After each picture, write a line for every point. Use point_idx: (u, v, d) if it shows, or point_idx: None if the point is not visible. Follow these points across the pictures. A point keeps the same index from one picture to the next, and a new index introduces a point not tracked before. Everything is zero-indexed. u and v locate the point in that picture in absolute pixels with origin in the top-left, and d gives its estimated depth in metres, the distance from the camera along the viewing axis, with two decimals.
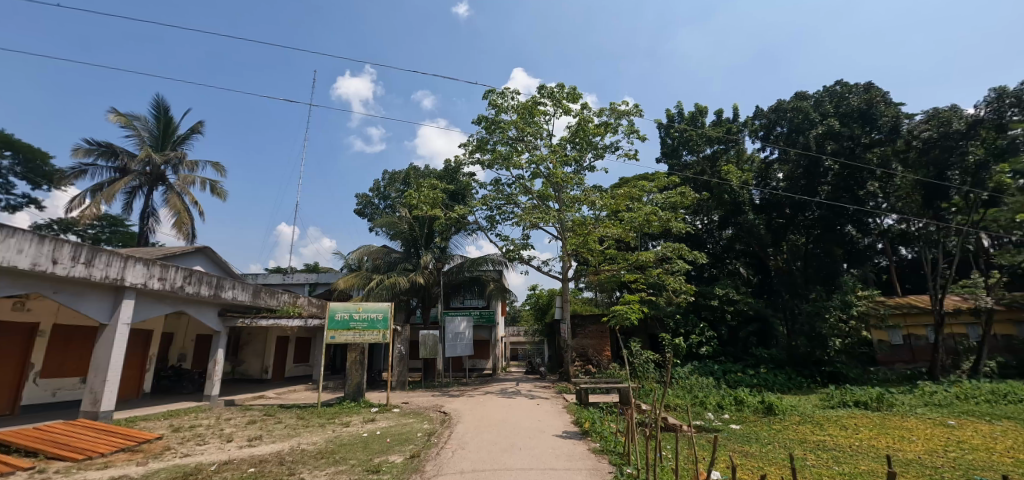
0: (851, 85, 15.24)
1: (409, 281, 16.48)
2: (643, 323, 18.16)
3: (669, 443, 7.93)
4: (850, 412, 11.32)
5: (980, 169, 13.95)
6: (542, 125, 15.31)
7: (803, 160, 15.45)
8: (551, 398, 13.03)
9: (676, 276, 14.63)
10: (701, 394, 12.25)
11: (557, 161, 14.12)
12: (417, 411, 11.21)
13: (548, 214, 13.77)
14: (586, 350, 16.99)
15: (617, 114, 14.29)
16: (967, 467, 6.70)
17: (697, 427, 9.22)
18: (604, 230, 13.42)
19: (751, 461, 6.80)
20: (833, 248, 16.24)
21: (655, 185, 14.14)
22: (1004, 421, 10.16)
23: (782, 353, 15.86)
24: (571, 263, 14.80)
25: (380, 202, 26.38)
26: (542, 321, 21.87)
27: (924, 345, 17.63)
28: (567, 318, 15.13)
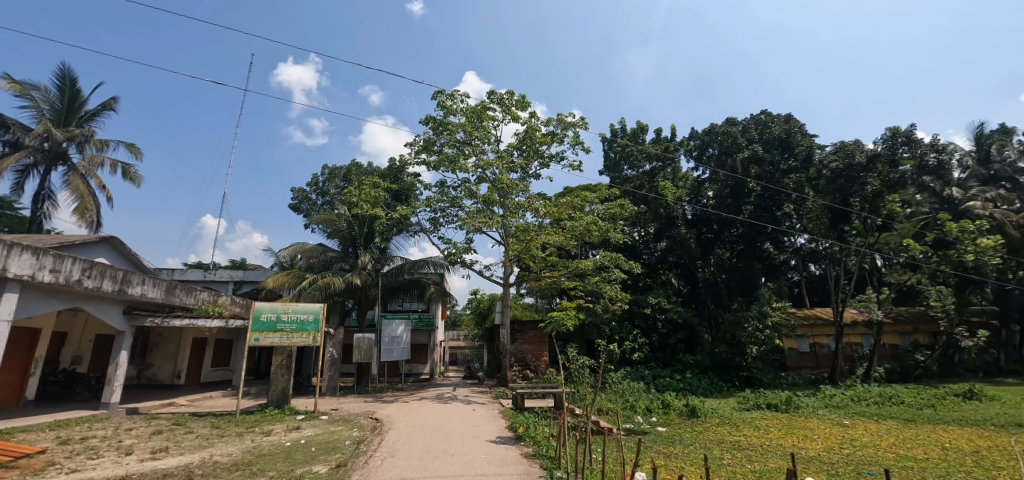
0: (774, 115, 16.88)
1: (345, 282, 15.94)
2: (580, 329, 19.00)
3: (599, 446, 8.50)
4: (762, 414, 12.46)
5: (876, 198, 15.84)
6: (491, 130, 15.62)
7: (730, 181, 16.89)
8: (487, 403, 13.35)
9: (613, 285, 15.34)
10: (631, 398, 13.02)
11: (503, 167, 14.51)
12: (347, 417, 11.12)
13: (492, 218, 14.15)
14: (525, 355, 17.37)
15: (563, 125, 14.91)
16: (858, 462, 7.68)
17: (627, 429, 9.87)
18: (547, 238, 13.98)
19: (674, 462, 7.44)
20: (753, 262, 17.92)
21: (598, 197, 14.84)
22: (889, 420, 11.66)
23: (706, 359, 17.05)
24: (513, 268, 15.24)
25: (318, 198, 25.75)
26: (482, 326, 22.15)
27: (826, 353, 19.76)
28: (508, 323, 15.45)
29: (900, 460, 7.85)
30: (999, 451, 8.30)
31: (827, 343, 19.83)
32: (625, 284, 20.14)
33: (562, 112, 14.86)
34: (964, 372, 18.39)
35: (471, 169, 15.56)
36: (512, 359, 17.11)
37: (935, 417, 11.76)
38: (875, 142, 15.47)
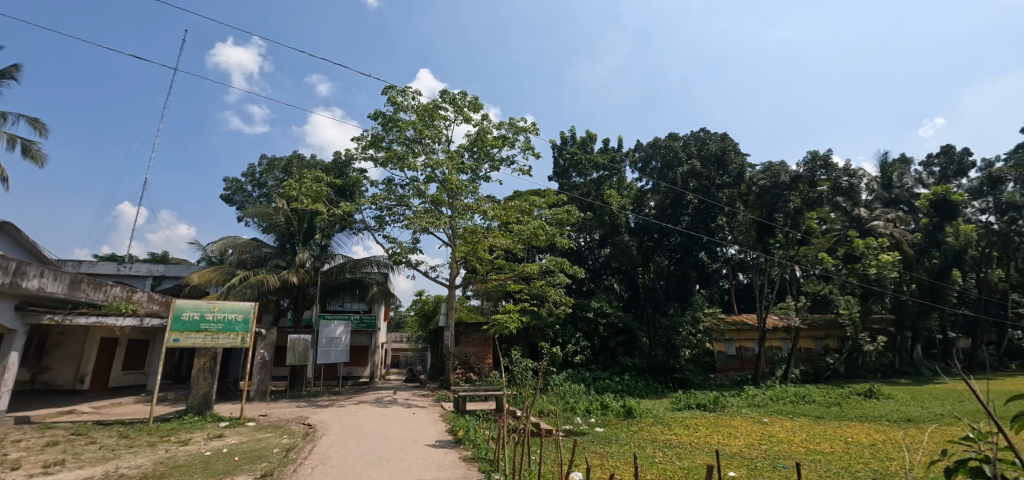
0: (711, 133, 18.12)
1: (280, 280, 15.32)
2: (525, 332, 19.40)
3: (539, 447, 8.87)
4: (692, 414, 13.34)
5: (797, 215, 17.34)
6: (442, 129, 15.71)
7: (670, 193, 17.98)
8: (427, 406, 13.40)
9: (557, 288, 15.78)
10: (572, 399, 13.56)
11: (453, 168, 14.68)
12: (276, 424, 10.78)
13: (439, 218, 14.25)
14: (469, 358, 17.65)
15: (515, 129, 15.27)
16: (773, 457, 8.49)
17: (566, 430, 10.30)
18: (495, 240, 14.29)
19: (608, 460, 7.93)
20: (688, 270, 19.06)
21: (546, 202, 15.31)
22: (802, 417, 12.87)
23: (643, 361, 17.94)
24: (459, 270, 15.43)
25: (254, 190, 24.80)
26: (427, 328, 22.26)
27: (750, 356, 21.31)
28: (452, 326, 15.57)
29: (810, 454, 8.77)
30: (891, 444, 9.42)
31: (751, 346, 21.42)
32: (569, 288, 20.78)
33: (514, 116, 15.21)
34: (865, 372, 20.25)
35: (420, 167, 15.66)
36: (457, 361, 17.37)
37: (840, 414, 13.05)
38: (798, 164, 16.98)
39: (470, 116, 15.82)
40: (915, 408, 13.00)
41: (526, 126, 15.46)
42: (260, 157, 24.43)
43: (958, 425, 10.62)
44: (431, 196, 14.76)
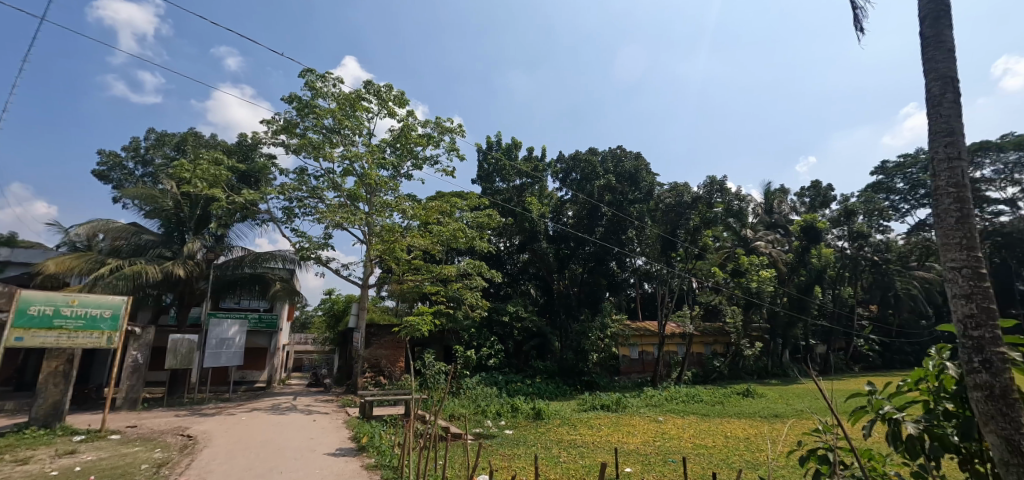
0: (627, 151, 19.66)
1: (162, 271, 13.95)
2: (440, 334, 19.56)
3: (447, 451, 8.98)
4: (597, 414, 14.33)
5: (694, 233, 19.38)
6: (363, 121, 15.17)
7: (586, 205, 19.15)
8: (331, 413, 12.81)
9: (473, 292, 16.11)
10: (483, 403, 13.92)
11: (373, 162, 14.28)
12: (148, 436, 9.70)
13: (356, 214, 13.84)
14: (379, 361, 17.05)
15: (440, 129, 15.39)
16: (665, 452, 9.44)
17: (477, 434, 10.58)
18: (413, 240, 14.31)
19: (514, 462, 8.30)
20: (599, 278, 20.15)
21: (467, 204, 15.57)
22: (690, 415, 14.33)
23: (554, 365, 18.85)
24: (373, 269, 15.10)
25: (136, 168, 22.52)
26: (335, 330, 21.05)
27: (651, 359, 23.25)
28: (363, 328, 14.90)
29: (695, 448, 9.86)
30: (760, 437, 10.84)
31: (653, 350, 23.33)
32: (486, 292, 21.20)
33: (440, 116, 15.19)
34: (745, 375, 22.89)
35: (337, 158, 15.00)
36: (365, 364, 16.75)
37: (722, 412, 14.63)
38: (699, 186, 19.00)
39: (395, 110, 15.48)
40: (783, 406, 14.95)
41: (451, 127, 15.48)
42: (147, 131, 22.24)
43: (813, 420, 12.42)
44: (346, 188, 14.12)
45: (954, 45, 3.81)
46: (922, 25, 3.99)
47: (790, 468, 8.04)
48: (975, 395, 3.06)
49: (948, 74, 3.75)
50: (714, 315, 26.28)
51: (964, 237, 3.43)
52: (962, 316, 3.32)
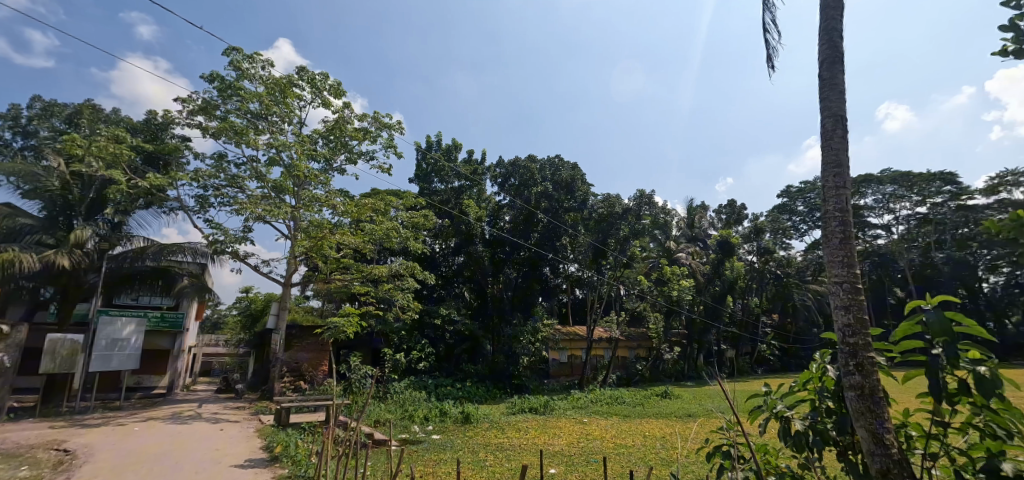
0: (564, 160, 20.30)
1: (42, 262, 11.70)
2: (368, 336, 19.16)
3: (371, 458, 8.76)
4: (525, 417, 14.70)
5: (624, 243, 20.48)
6: (293, 108, 13.65)
7: (523, 211, 19.71)
8: (242, 421, 11.62)
9: (404, 293, 15.62)
10: (411, 407, 13.88)
11: (303, 153, 13.02)
12: (13, 450, 8.27)
13: (282, 208, 12.81)
14: (300, 364, 16.23)
15: (379, 124, 14.69)
16: (587, 453, 9.91)
17: (403, 439, 10.52)
18: (342, 237, 13.51)
19: (439, 467, 8.38)
20: (533, 283, 20.65)
21: (403, 204, 15.29)
22: (614, 416, 15.13)
23: (485, 368, 19.10)
24: (299, 266, 14.42)
25: (13, 139, 19.97)
26: (252, 331, 19.47)
27: (579, 362, 24.11)
28: (283, 329, 13.53)
29: (615, 447, 10.51)
30: (675, 434, 11.71)
31: (581, 354, 24.21)
32: (419, 294, 20.84)
33: (379, 110, 14.50)
34: (664, 378, 24.45)
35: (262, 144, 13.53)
36: (285, 367, 15.68)
37: (642, 413, 15.51)
38: (630, 198, 20.21)
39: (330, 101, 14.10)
40: (695, 406, 16.18)
41: (389, 123, 14.93)
42: (31, 100, 19.88)
43: (720, 419, 13.54)
44: (271, 179, 12.80)
45: (844, 89, 4.44)
46: (821, 67, 4.59)
47: (697, 463, 8.72)
48: (849, 394, 3.66)
49: (838, 113, 4.37)
50: (638, 321, 27.76)
51: (846, 258, 4.06)
52: (842, 325, 3.94)
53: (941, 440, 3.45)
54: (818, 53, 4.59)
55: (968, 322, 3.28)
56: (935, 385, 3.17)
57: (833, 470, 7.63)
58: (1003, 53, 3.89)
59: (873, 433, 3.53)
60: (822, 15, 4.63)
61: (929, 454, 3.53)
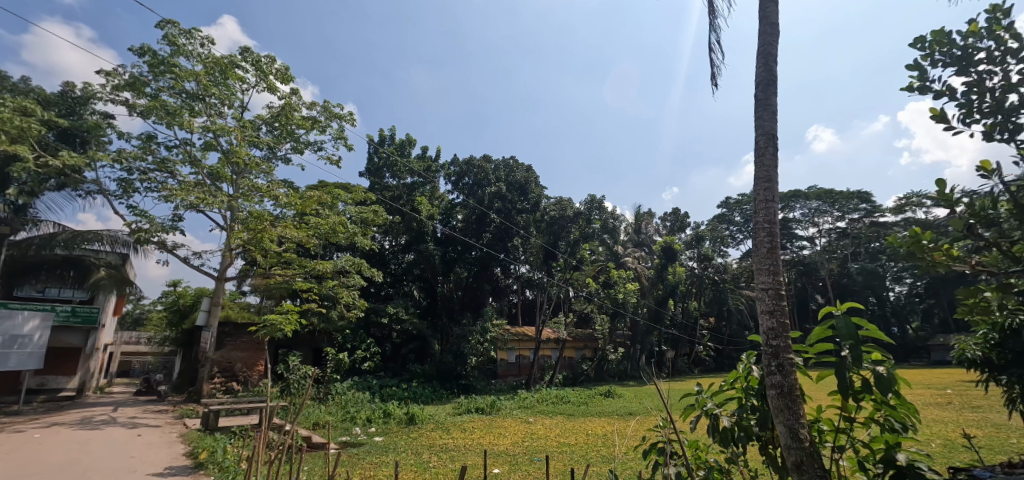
0: (519, 162, 20.52)
1: None
2: (309, 336, 18.23)
3: (308, 462, 8.47)
4: (471, 417, 14.76)
5: (574, 245, 20.95)
6: (235, 91, 12.28)
7: (475, 211, 19.85)
8: (164, 425, 10.78)
9: (351, 290, 14.86)
10: (354, 409, 13.61)
11: (243, 139, 11.87)
12: None
13: (217, 196, 11.38)
14: (233, 364, 15.06)
15: (329, 114, 14.07)
16: (531, 452, 10.15)
17: (342, 442, 10.31)
18: (285, 231, 12.38)
19: (380, 469, 8.29)
20: (483, 283, 20.81)
21: (353, 198, 14.80)
22: (558, 415, 15.48)
23: (432, 368, 19.01)
24: (235, 260, 13.01)
25: None
26: (178, 329, 17.14)
27: (527, 363, 24.42)
28: (214, 327, 12.73)
29: (558, 446, 10.79)
30: (615, 432, 12.17)
31: (529, 354, 24.54)
32: (366, 292, 20.37)
33: (329, 100, 13.83)
34: (609, 378, 25.58)
35: (196, 126, 11.87)
36: (215, 368, 14.56)
37: (586, 412, 15.96)
38: (581, 203, 20.81)
39: (276, 87, 13.08)
40: (635, 405, 16.85)
41: (340, 113, 14.35)
42: None
43: (657, 417, 14.18)
44: (206, 164, 11.47)
45: (776, 110, 4.80)
46: (757, 88, 4.91)
47: (635, 459, 9.09)
48: (771, 392, 3.99)
49: (770, 131, 4.72)
50: (585, 321, 28.50)
51: (772, 266, 4.44)
52: (767, 329, 4.29)
53: (847, 434, 3.85)
54: (755, 75, 4.91)
55: (870, 327, 3.70)
56: (843, 382, 3.54)
57: (757, 463, 8.20)
58: (910, 89, 4.44)
59: (790, 428, 3.87)
60: (761, 38, 4.94)
61: (838, 447, 3.92)
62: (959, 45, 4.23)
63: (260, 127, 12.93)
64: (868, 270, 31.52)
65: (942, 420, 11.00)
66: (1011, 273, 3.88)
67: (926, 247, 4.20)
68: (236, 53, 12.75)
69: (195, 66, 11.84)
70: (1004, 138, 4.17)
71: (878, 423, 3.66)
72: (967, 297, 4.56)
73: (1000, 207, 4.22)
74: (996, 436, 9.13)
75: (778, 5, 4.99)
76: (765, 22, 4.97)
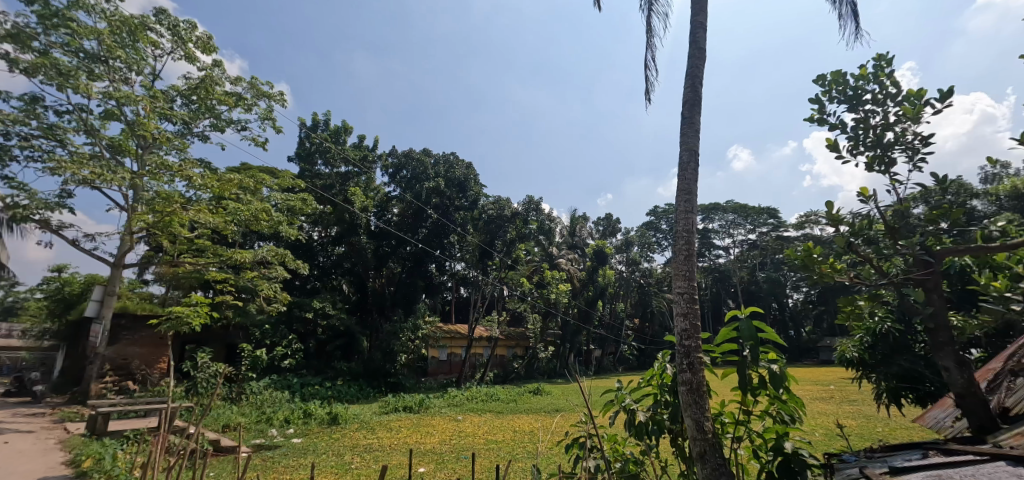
0: (459, 159, 20.54)
1: None
2: (222, 331, 16.94)
3: (215, 469, 7.99)
4: (398, 416, 14.58)
5: (510, 245, 21.27)
6: (145, 56, 11.12)
7: (412, 205, 19.65)
8: (41, 429, 9.61)
9: (272, 283, 14.02)
10: (270, 410, 12.99)
11: (154, 110, 10.69)
12: None
13: (116, 171, 10.08)
14: (129, 361, 13.72)
15: (258, 91, 13.32)
16: (458, 450, 10.27)
17: (256, 445, 9.87)
18: (198, 215, 11.07)
19: (298, 473, 8.01)
20: (417, 279, 20.59)
21: (280, 184, 14.02)
22: (486, 413, 15.68)
23: (360, 366, 18.60)
24: (137, 244, 11.58)
25: None
26: (62, 320, 15.22)
27: (458, 360, 24.52)
28: (108, 319, 11.48)
29: (485, 443, 10.99)
30: (540, 429, 12.58)
31: (460, 352, 24.60)
32: (290, 284, 19.52)
33: (258, 77, 13.09)
34: (537, 375, 26.30)
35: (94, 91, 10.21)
36: (106, 364, 13.16)
37: (514, 408, 16.35)
38: (520, 203, 21.22)
39: (196, 56, 12.16)
40: (561, 402, 17.45)
41: (269, 91, 13.61)
42: None
43: (579, 413, 14.87)
44: (104, 134, 10.27)
45: (699, 127, 5.25)
46: (684, 107, 5.35)
47: (558, 454, 9.48)
48: (681, 388, 4.39)
49: (694, 147, 5.16)
50: (518, 321, 29.02)
51: (687, 272, 4.88)
52: (680, 330, 4.70)
53: (745, 425, 4.30)
54: (682, 94, 5.34)
55: (769, 331, 4.15)
56: (742, 379, 3.99)
57: (668, 456, 8.86)
58: (810, 120, 4.90)
59: (696, 421, 4.26)
60: (690, 61, 5.37)
61: (737, 438, 4.36)
62: (851, 85, 4.76)
63: (174, 99, 11.97)
64: (773, 278, 34.61)
65: (825, 411, 12.47)
66: (880, 284, 4.49)
67: (815, 259, 4.76)
68: (149, 13, 11.58)
69: (98, 23, 10.29)
70: (882, 169, 4.79)
71: (771, 416, 4.08)
72: (846, 305, 5.19)
73: (875, 228, 4.84)
74: (866, 425, 10.50)
75: (706, 32, 5.45)
76: (693, 46, 5.42)
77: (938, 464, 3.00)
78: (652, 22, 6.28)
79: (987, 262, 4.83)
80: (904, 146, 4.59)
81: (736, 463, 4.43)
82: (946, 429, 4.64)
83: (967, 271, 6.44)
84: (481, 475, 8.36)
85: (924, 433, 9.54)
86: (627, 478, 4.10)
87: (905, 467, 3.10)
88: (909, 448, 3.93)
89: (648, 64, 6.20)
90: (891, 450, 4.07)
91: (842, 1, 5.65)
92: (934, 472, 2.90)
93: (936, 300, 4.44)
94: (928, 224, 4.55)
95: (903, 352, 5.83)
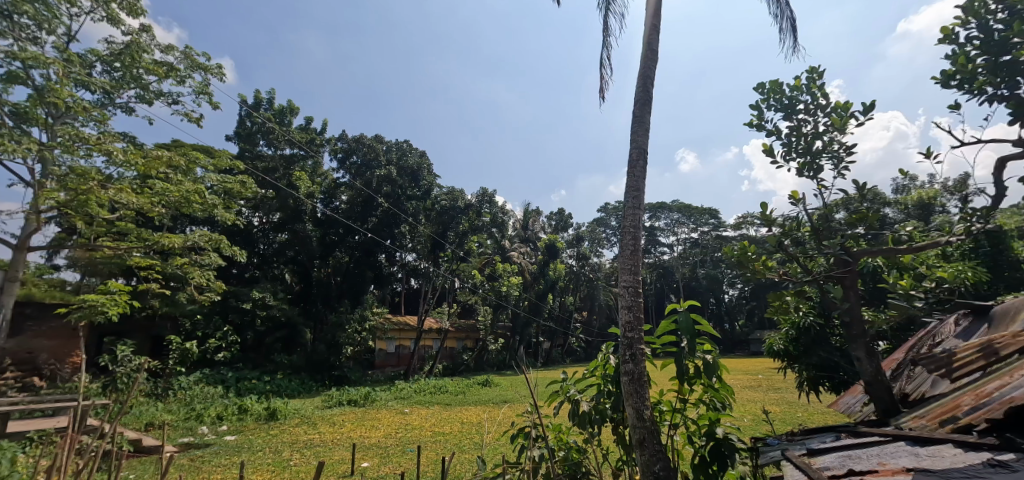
0: (412, 147, 20.17)
1: None
2: (147, 322, 15.89)
3: (136, 471, 7.55)
4: (341, 410, 14.24)
5: (462, 237, 21.19)
6: (59, 15, 10.12)
7: (362, 193, 19.14)
8: None
9: (205, 270, 13.26)
10: (201, 406, 12.36)
11: (67, 74, 9.78)
12: None
13: (20, 141, 9.16)
14: (35, 355, 12.64)
15: (191, 63, 12.56)
16: (403, 443, 10.17)
17: (184, 444, 9.40)
18: (119, 195, 10.18)
19: (230, 474, 7.69)
20: (365, 270, 20.06)
21: (217, 164, 13.20)
22: (434, 405, 15.65)
23: (302, 359, 18.01)
24: (47, 225, 10.61)
25: None
26: None
27: (406, 353, 24.26)
28: (8, 306, 10.49)
29: (432, 436, 10.98)
30: (487, 420, 12.75)
31: (409, 344, 24.34)
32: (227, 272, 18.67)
33: (193, 48, 12.26)
34: (486, 367, 26.56)
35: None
36: (7, 358, 11.99)
37: (461, 400, 16.39)
38: (473, 195, 21.23)
39: (121, 19, 11.25)
40: (508, 393, 17.68)
41: (204, 64, 12.77)
42: None
43: (524, 404, 15.15)
44: (6, 99, 9.29)
45: (648, 126, 5.45)
46: (636, 106, 5.54)
47: (503, 445, 9.67)
48: (624, 378, 4.55)
49: (642, 146, 5.35)
50: (469, 312, 29.15)
51: (633, 267, 5.08)
52: (624, 322, 4.87)
53: (681, 413, 4.53)
54: (635, 94, 5.52)
55: (705, 323, 4.37)
56: (679, 369, 4.21)
57: (609, 445, 9.24)
58: (750, 125, 5.16)
59: (637, 410, 4.43)
60: (642, 64, 5.58)
61: (673, 425, 4.58)
62: (788, 94, 5.07)
63: (93, 65, 11.03)
64: (712, 275, 36.36)
65: (752, 399, 13.38)
66: (804, 282, 4.85)
67: (749, 257, 5.07)
68: None
69: None
70: (811, 175, 5.14)
71: (704, 403, 4.31)
72: (775, 300, 5.55)
73: (802, 230, 5.20)
74: (788, 411, 11.38)
75: (660, 33, 5.64)
76: (647, 48, 5.59)
77: (848, 446, 3.32)
78: (608, 22, 6.43)
79: (896, 263, 5.31)
80: (831, 154, 4.94)
81: (672, 448, 4.68)
82: (855, 413, 5.12)
83: (877, 272, 7.09)
84: (426, 468, 8.32)
85: (838, 419, 10.44)
86: (569, 466, 4.23)
87: (820, 449, 3.41)
88: (824, 431, 4.29)
89: (603, 63, 6.35)
90: (809, 434, 4.43)
91: (783, 16, 6.00)
92: (844, 453, 3.20)
93: (852, 296, 4.82)
94: (847, 228, 4.92)
95: (823, 344, 6.35)
